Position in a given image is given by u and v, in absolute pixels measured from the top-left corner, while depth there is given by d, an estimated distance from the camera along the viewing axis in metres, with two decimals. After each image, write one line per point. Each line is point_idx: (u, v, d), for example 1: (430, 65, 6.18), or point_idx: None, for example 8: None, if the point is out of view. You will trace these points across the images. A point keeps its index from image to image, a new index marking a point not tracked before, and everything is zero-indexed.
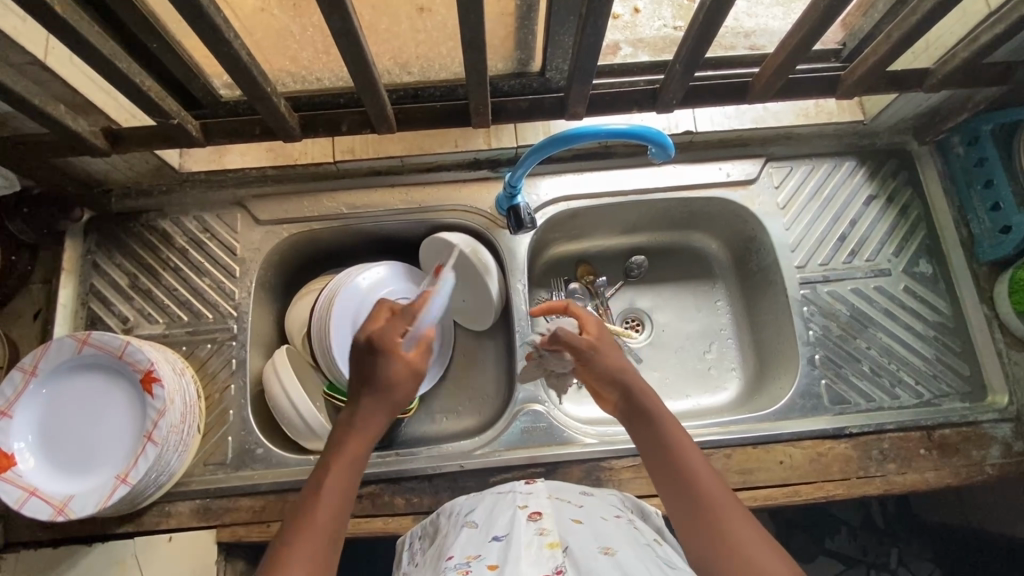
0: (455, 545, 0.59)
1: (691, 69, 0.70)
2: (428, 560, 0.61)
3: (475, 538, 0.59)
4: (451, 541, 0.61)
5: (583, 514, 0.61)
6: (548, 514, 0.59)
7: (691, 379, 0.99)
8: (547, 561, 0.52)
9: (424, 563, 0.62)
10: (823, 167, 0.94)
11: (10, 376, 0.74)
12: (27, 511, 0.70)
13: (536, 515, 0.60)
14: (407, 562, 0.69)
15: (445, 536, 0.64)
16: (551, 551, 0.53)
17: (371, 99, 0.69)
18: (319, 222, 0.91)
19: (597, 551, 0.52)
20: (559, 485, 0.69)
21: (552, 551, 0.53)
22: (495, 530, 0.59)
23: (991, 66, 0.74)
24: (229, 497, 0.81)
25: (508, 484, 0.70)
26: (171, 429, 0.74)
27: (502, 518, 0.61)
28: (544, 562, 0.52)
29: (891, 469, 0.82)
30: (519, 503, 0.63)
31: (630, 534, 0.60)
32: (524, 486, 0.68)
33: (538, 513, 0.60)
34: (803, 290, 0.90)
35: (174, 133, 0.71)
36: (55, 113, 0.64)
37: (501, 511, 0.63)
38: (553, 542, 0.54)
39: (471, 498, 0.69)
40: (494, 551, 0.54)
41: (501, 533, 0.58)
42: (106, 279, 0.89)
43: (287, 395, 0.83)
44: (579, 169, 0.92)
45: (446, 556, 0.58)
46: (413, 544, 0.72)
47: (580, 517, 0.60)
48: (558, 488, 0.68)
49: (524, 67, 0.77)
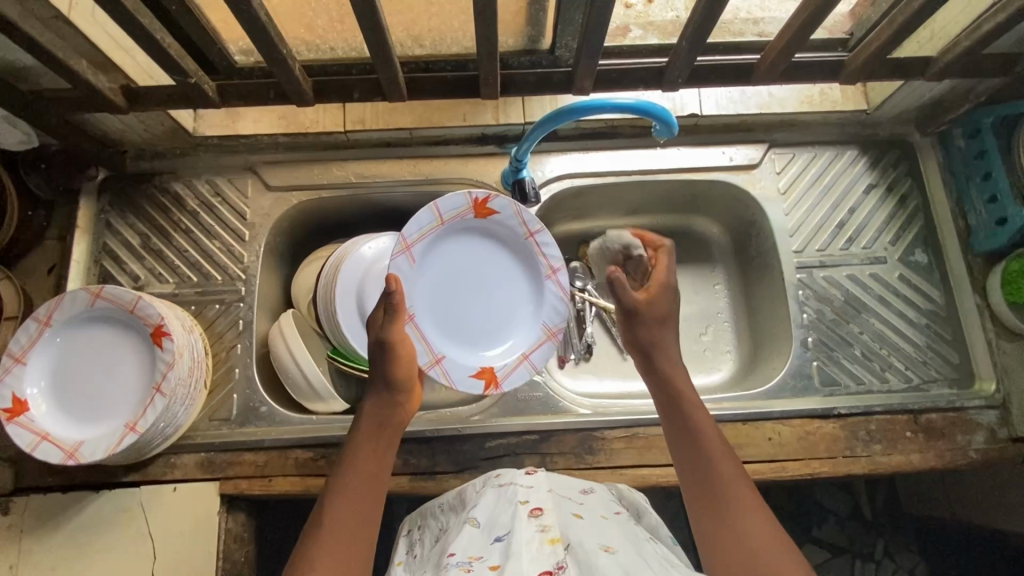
0: (458, 542, 0.61)
1: (698, 46, 0.71)
2: (433, 555, 0.64)
3: (477, 537, 0.61)
4: (453, 538, 0.63)
5: (582, 511, 0.64)
6: (549, 510, 0.62)
7: (687, 359, 1.01)
8: (548, 556, 0.54)
9: (430, 558, 0.64)
10: (824, 155, 0.96)
11: (25, 325, 0.76)
12: (39, 454, 0.73)
13: (536, 511, 0.62)
14: (405, 551, 0.73)
15: (448, 532, 0.66)
16: (552, 547, 0.55)
17: (384, 66, 0.71)
18: (328, 190, 0.93)
19: (597, 548, 0.54)
20: (560, 481, 0.71)
21: (553, 548, 0.55)
22: (496, 529, 0.61)
23: (992, 56, 0.76)
24: (233, 451, 0.83)
25: (508, 474, 0.72)
26: (179, 382, 0.76)
27: (504, 515, 0.63)
28: (545, 558, 0.54)
29: (877, 450, 0.84)
30: (520, 499, 0.65)
31: (628, 531, 0.62)
32: (525, 477, 0.70)
33: (540, 509, 0.62)
34: (799, 274, 0.92)
35: (191, 94, 0.73)
36: (77, 67, 0.66)
37: (503, 507, 0.65)
38: (554, 538, 0.56)
39: (473, 494, 0.71)
40: (496, 552, 0.56)
41: (502, 533, 0.60)
42: (119, 238, 0.91)
43: (293, 355, 0.86)
44: (585, 148, 0.94)
45: (449, 553, 0.60)
46: (412, 534, 0.76)
47: (580, 513, 0.63)
48: (558, 483, 0.71)
49: (535, 44, 0.79)
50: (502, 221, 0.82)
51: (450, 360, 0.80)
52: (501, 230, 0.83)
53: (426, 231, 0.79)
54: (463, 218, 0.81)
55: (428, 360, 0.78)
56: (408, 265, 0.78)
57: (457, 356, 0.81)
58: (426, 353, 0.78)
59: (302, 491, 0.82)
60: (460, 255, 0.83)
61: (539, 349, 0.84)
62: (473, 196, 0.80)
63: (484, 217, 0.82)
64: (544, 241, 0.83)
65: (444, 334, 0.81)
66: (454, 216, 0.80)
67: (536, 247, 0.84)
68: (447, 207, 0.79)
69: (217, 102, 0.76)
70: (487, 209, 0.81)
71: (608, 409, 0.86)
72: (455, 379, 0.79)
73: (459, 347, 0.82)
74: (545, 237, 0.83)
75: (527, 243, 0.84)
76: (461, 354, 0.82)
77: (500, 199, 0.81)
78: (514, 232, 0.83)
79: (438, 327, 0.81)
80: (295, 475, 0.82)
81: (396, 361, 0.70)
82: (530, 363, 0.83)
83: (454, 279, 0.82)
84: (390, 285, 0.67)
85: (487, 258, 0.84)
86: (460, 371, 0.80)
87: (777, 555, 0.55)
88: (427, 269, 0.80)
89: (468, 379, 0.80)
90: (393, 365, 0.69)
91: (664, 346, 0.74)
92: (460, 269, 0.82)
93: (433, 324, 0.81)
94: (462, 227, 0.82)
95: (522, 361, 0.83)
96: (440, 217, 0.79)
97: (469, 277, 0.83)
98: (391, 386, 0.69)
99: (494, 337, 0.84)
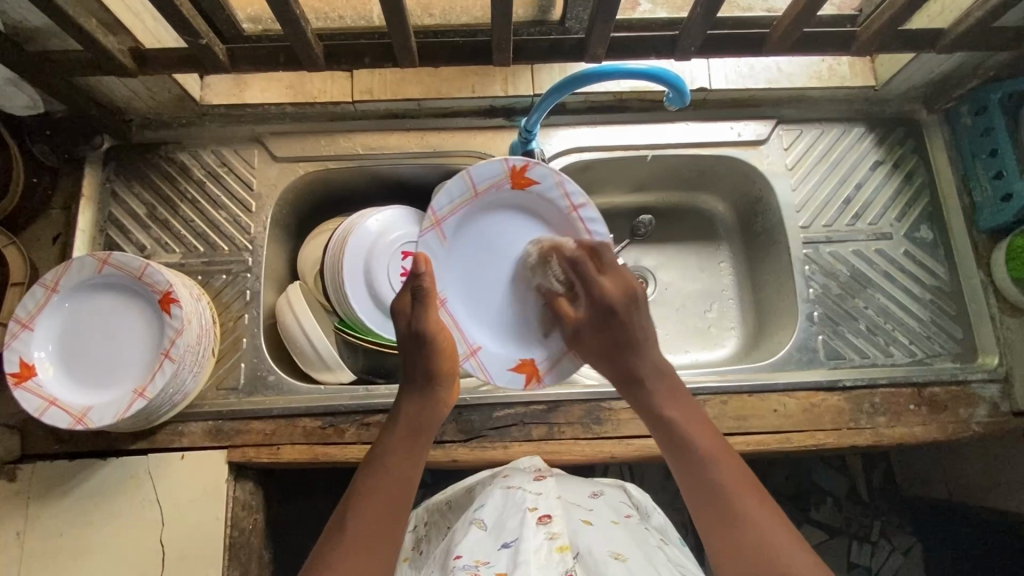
0: (463, 544, 0.60)
1: (711, 14, 0.71)
2: (439, 554, 0.64)
3: (485, 543, 0.59)
4: (460, 540, 0.62)
5: (592, 516, 0.63)
6: (559, 517, 0.60)
7: (692, 336, 1.01)
8: (557, 564, 0.53)
9: (437, 556, 0.65)
10: (832, 131, 0.96)
11: (32, 290, 0.76)
12: (47, 419, 0.73)
13: (545, 518, 0.59)
14: (412, 547, 0.75)
15: (456, 532, 0.65)
16: (560, 555, 0.54)
17: (397, 29, 0.70)
18: (334, 161, 0.92)
19: (607, 556, 0.55)
20: (568, 485, 0.70)
21: (561, 555, 0.54)
22: (505, 536, 0.59)
23: (1003, 29, 0.76)
24: (240, 420, 0.83)
25: (518, 475, 0.71)
26: (188, 348, 0.76)
27: (512, 521, 0.61)
28: (554, 567, 0.53)
29: (880, 422, 0.85)
30: (529, 505, 0.62)
31: (640, 537, 0.62)
32: (534, 482, 0.67)
33: (549, 515, 0.60)
34: (805, 249, 0.93)
35: (201, 57, 0.73)
36: (87, 26, 0.65)
37: (511, 511, 0.63)
38: (562, 546, 0.55)
39: (480, 496, 0.69)
40: (504, 558, 0.56)
41: (511, 540, 0.58)
42: (124, 208, 0.90)
43: (301, 325, 0.86)
44: (594, 122, 0.94)
45: (455, 555, 0.59)
46: (419, 527, 0.77)
47: (591, 518, 0.62)
48: (567, 488, 0.69)
49: (545, 16, 0.81)
50: (545, 192, 0.80)
51: (485, 353, 0.80)
52: (544, 202, 0.81)
53: (456, 202, 0.77)
54: (500, 187, 0.79)
55: (464, 351, 0.79)
56: (439, 241, 0.78)
57: (495, 346, 0.81)
58: (462, 345, 0.79)
59: (310, 460, 0.82)
60: (496, 228, 0.81)
61: None
62: (510, 163, 0.77)
63: (525, 186, 0.79)
64: (589, 216, 0.80)
65: (482, 322, 0.81)
66: (489, 186, 0.78)
67: (579, 221, 0.81)
68: (478, 171, 0.77)
69: (227, 66, 0.76)
70: (525, 179, 0.78)
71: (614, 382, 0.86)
72: (493, 373, 0.80)
73: (497, 337, 0.81)
74: (588, 214, 0.80)
75: (570, 218, 0.81)
76: (499, 345, 0.81)
77: (540, 166, 0.78)
78: (557, 206, 0.81)
79: (473, 315, 0.81)
80: (303, 444, 0.82)
81: (434, 353, 0.68)
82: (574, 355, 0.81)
83: (491, 260, 0.81)
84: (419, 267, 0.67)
85: (527, 235, 0.82)
86: (498, 366, 0.80)
87: (792, 552, 0.54)
88: (463, 245, 0.80)
89: (507, 373, 0.80)
90: (434, 358, 0.68)
91: (648, 366, 0.69)
92: (499, 249, 0.81)
93: (471, 310, 0.80)
94: (498, 197, 0.80)
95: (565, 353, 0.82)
96: (473, 187, 0.78)
97: (508, 254, 0.81)
98: (432, 379, 0.68)
99: (537, 327, 0.82)
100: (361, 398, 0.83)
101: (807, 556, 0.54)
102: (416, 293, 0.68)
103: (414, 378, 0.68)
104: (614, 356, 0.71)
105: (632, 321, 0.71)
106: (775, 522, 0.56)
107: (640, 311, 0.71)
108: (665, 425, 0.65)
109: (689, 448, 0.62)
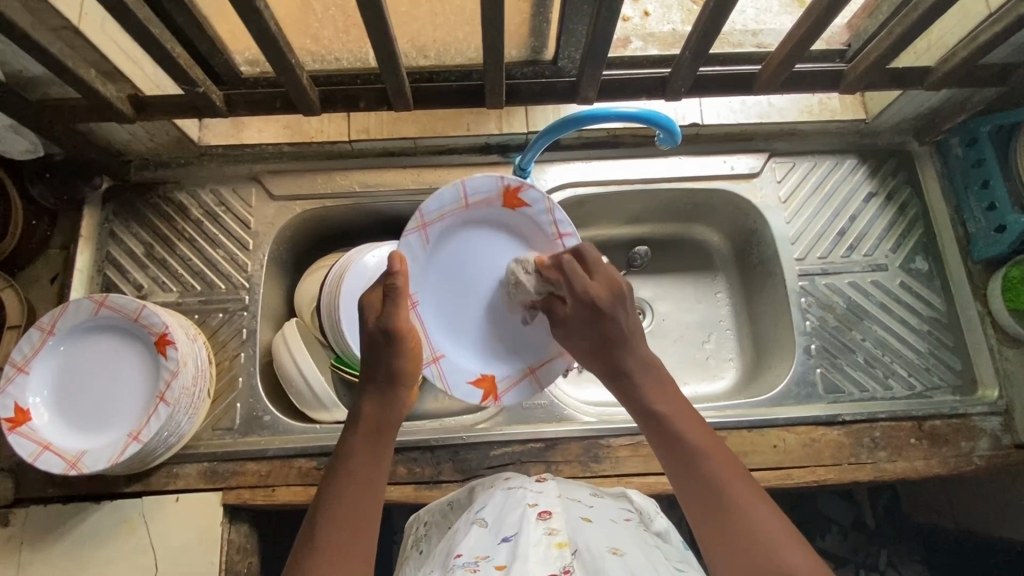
0: (464, 542, 0.58)
1: (699, 59, 0.72)
2: (439, 555, 0.60)
3: (484, 539, 0.57)
4: (460, 539, 0.59)
5: (592, 515, 0.61)
6: (559, 513, 0.58)
7: (690, 368, 1.01)
8: (555, 560, 0.51)
9: (434, 557, 0.62)
10: (824, 164, 0.97)
11: (28, 333, 0.76)
12: (40, 464, 0.72)
13: (545, 514, 0.58)
14: (413, 546, 0.72)
15: (456, 533, 0.62)
16: (559, 550, 0.52)
17: (391, 74, 0.72)
18: (332, 199, 0.93)
19: (606, 552, 0.52)
20: (568, 485, 0.67)
21: (560, 550, 0.52)
22: (504, 529, 0.57)
23: (988, 65, 0.77)
24: (236, 461, 0.82)
25: (518, 478, 0.68)
26: (183, 391, 0.76)
27: (512, 515, 0.59)
28: (552, 561, 0.51)
29: (882, 457, 0.84)
30: (529, 501, 0.61)
31: (641, 538, 0.59)
32: (535, 483, 0.66)
33: (549, 511, 0.58)
34: (801, 282, 0.93)
35: (199, 103, 0.74)
36: (86, 77, 0.67)
37: (511, 508, 0.61)
38: (561, 542, 0.53)
39: (481, 496, 0.66)
40: (503, 551, 0.53)
41: (510, 533, 0.56)
42: (122, 247, 0.91)
43: (298, 367, 0.86)
44: (588, 157, 0.95)
45: (455, 553, 0.57)
46: (419, 529, 0.74)
47: (591, 517, 0.60)
48: (567, 488, 0.66)
49: (538, 55, 0.80)
50: (535, 215, 0.79)
51: (448, 361, 0.78)
52: (531, 224, 0.80)
53: (445, 208, 0.76)
54: (491, 205, 0.79)
55: (426, 357, 0.77)
56: (420, 244, 0.76)
57: (458, 356, 0.80)
58: (426, 349, 0.77)
59: (306, 501, 0.81)
60: (479, 244, 0.80)
61: (549, 363, 0.81)
62: (505, 182, 0.77)
63: (514, 210, 0.79)
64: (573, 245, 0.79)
65: (450, 330, 0.80)
66: (480, 201, 0.78)
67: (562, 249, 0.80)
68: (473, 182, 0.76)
69: (224, 111, 0.77)
70: (517, 202, 0.78)
71: (613, 418, 0.86)
72: (452, 384, 0.79)
73: (465, 349, 0.81)
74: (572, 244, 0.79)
75: (553, 245, 0.80)
76: (463, 356, 0.80)
77: (534, 191, 0.78)
78: (543, 230, 0.80)
79: (443, 322, 0.79)
80: (299, 485, 0.82)
81: (398, 351, 0.65)
82: (535, 379, 0.81)
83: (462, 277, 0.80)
84: (393, 264, 0.66)
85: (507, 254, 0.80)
86: (458, 377, 0.79)
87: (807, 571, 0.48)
88: (442, 254, 0.78)
89: (465, 386, 0.79)
90: (398, 357, 0.65)
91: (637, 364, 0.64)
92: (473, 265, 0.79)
93: (440, 320, 0.79)
94: (487, 213, 0.79)
95: (528, 374, 0.81)
96: (465, 198, 0.77)
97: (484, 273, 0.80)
98: (393, 379, 0.65)
99: (505, 346, 0.82)
100: None
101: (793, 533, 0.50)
102: (387, 290, 0.67)
103: (372, 370, 0.65)
104: (602, 354, 0.66)
105: (619, 319, 0.65)
106: (767, 508, 0.52)
107: (627, 307, 0.66)
108: (659, 425, 0.60)
109: (677, 442, 0.58)
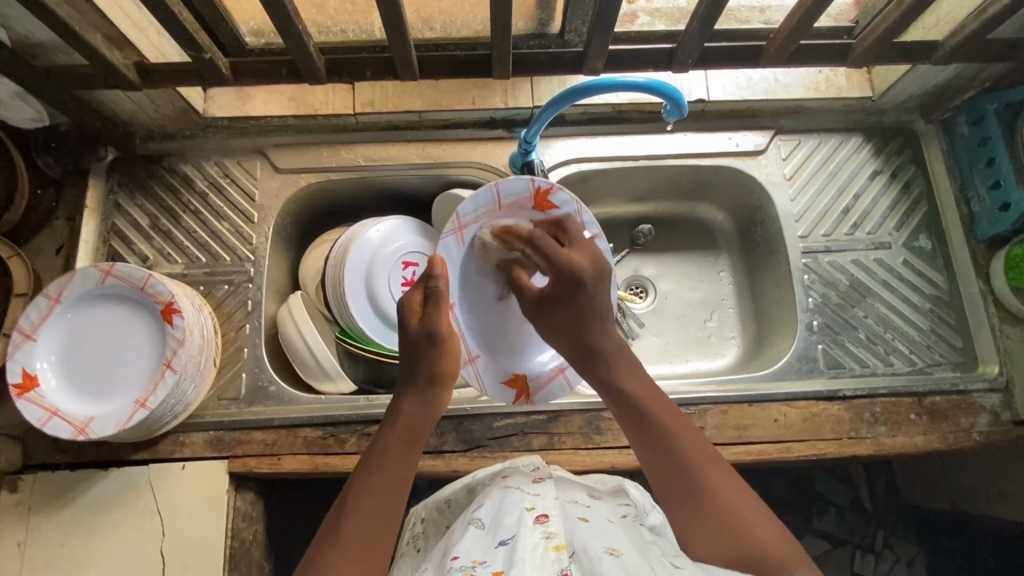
0: (461, 544, 0.58)
1: (707, 28, 0.71)
2: (437, 555, 0.61)
3: (481, 541, 0.57)
4: (456, 540, 0.59)
5: (590, 514, 0.61)
6: (556, 515, 0.57)
7: (691, 345, 1.01)
8: (553, 563, 0.51)
9: (432, 556, 0.62)
10: (831, 141, 0.97)
11: (35, 302, 0.76)
12: (49, 429, 0.73)
13: (542, 517, 0.57)
14: (408, 540, 0.74)
15: (452, 534, 0.62)
16: (556, 554, 0.52)
17: (398, 43, 0.71)
18: (336, 173, 0.93)
19: (602, 553, 0.52)
20: (566, 485, 0.68)
21: (558, 554, 0.52)
22: (500, 532, 0.57)
23: (997, 41, 0.77)
24: (241, 430, 0.83)
25: (516, 477, 0.68)
26: (190, 359, 0.77)
27: (510, 517, 0.58)
28: (549, 565, 0.51)
29: (882, 431, 0.85)
30: (527, 504, 0.60)
31: (637, 535, 0.59)
32: (533, 483, 0.65)
33: (547, 513, 0.58)
34: (804, 259, 0.93)
35: (205, 70, 0.74)
36: (93, 41, 0.67)
37: (508, 510, 0.60)
38: (559, 544, 0.53)
39: (478, 495, 0.67)
40: (500, 555, 0.54)
41: (507, 537, 0.56)
42: (127, 219, 0.91)
43: (300, 334, 0.87)
44: (593, 133, 0.95)
45: (451, 555, 0.57)
46: (414, 525, 0.76)
47: (587, 516, 0.60)
48: (565, 488, 0.67)
49: (544, 28, 0.80)
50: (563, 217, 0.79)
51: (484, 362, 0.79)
52: None
53: (480, 212, 0.76)
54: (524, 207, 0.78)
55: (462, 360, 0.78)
56: (458, 247, 0.77)
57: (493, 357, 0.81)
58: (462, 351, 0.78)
59: (310, 470, 0.82)
60: None
61: None
62: (536, 184, 0.76)
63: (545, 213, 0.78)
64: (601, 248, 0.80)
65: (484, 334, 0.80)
66: (513, 204, 0.77)
67: None
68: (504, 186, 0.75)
69: (230, 79, 0.77)
70: (549, 206, 0.78)
71: None
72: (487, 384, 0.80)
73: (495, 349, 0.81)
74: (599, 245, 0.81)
75: None
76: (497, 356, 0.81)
77: (564, 192, 0.77)
78: None
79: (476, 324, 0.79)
80: (303, 454, 0.83)
81: (441, 353, 0.67)
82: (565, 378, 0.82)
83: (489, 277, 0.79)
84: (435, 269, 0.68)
85: None
86: (494, 377, 0.80)
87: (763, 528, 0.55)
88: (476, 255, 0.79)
89: (500, 387, 0.81)
90: (439, 357, 0.67)
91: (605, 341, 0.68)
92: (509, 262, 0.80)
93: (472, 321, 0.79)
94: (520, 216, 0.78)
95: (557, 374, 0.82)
96: (499, 200, 0.76)
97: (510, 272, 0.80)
98: (433, 380, 0.66)
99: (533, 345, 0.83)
100: (363, 408, 0.84)
101: (756, 506, 0.57)
102: (427, 293, 0.69)
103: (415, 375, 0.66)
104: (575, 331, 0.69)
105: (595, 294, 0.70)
106: (731, 480, 0.58)
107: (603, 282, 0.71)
108: (628, 405, 0.64)
109: (645, 419, 0.62)
